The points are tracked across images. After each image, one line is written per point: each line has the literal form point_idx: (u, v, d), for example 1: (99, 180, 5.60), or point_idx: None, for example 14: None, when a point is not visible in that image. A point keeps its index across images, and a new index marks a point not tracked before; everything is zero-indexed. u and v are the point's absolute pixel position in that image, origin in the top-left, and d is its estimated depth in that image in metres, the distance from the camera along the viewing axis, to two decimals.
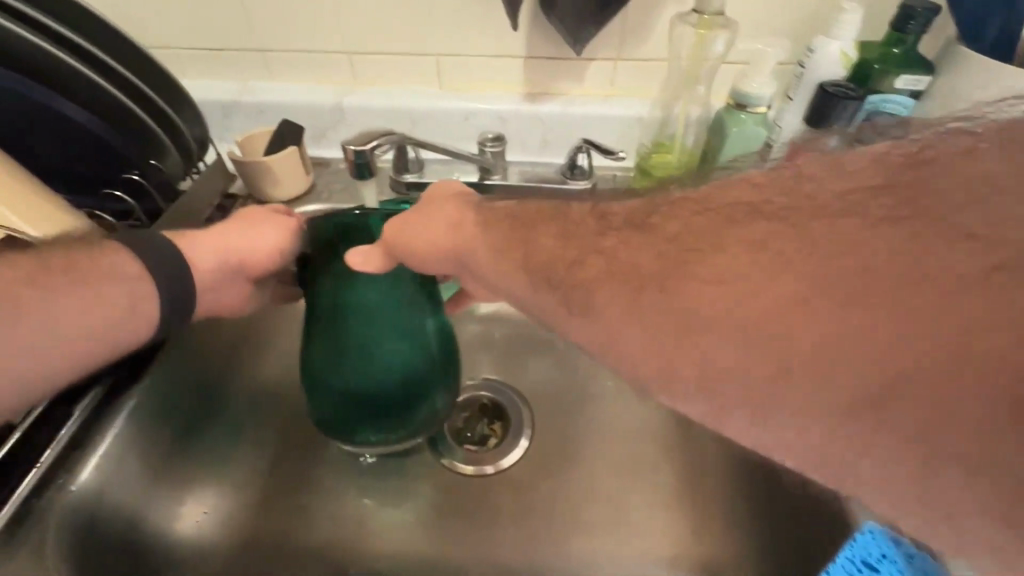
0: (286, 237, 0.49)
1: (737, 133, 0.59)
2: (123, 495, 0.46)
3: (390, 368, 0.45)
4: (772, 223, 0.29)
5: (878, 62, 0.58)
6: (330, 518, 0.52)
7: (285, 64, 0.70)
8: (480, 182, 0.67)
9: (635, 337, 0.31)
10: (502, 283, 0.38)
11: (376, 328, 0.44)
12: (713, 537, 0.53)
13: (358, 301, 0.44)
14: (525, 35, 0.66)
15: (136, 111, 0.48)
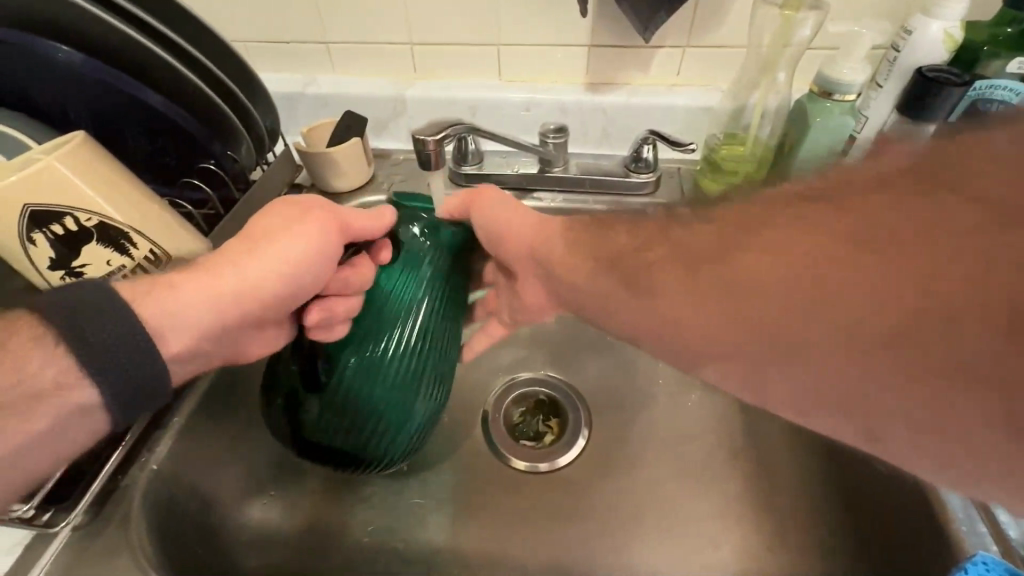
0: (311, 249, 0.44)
1: (821, 123, 0.55)
2: (199, 478, 0.48)
3: (393, 375, 0.43)
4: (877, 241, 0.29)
5: (989, 44, 0.52)
6: (389, 507, 0.53)
7: (349, 56, 0.70)
8: (541, 174, 0.66)
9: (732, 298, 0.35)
10: (569, 278, 0.47)
11: (411, 325, 0.44)
12: (785, 549, 0.50)
13: (404, 292, 0.45)
14: (592, 22, 0.64)
15: (217, 102, 0.49)
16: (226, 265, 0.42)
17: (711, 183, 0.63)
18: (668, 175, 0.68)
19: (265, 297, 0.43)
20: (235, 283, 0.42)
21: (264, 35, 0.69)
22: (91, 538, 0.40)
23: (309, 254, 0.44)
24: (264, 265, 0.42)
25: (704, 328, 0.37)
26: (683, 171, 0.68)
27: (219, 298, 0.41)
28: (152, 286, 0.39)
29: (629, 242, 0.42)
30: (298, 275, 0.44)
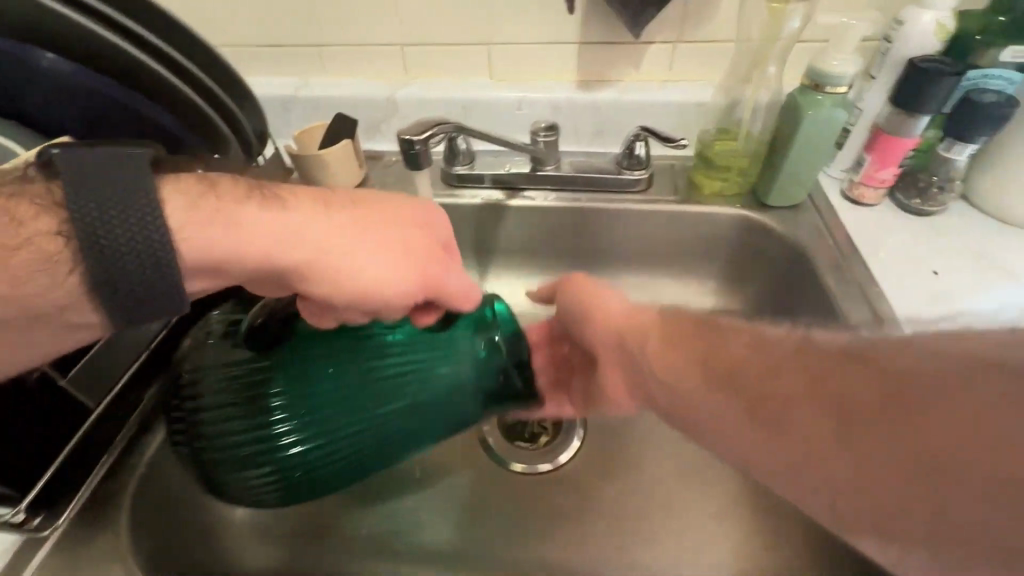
0: (387, 249, 0.40)
1: (813, 117, 0.54)
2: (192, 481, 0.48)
3: (297, 448, 0.41)
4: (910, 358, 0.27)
5: (982, 32, 0.52)
6: (383, 508, 0.52)
7: (341, 57, 0.70)
8: (532, 173, 0.66)
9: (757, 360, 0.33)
10: (669, 378, 0.37)
11: (359, 423, 0.41)
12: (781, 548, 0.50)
13: (385, 394, 0.41)
14: (581, 19, 0.64)
15: (205, 109, 0.49)
16: (298, 216, 0.39)
17: (707, 182, 0.63)
18: (661, 171, 0.67)
19: (301, 248, 0.38)
20: (310, 241, 0.38)
21: (255, 38, 0.69)
22: (85, 540, 0.40)
23: (383, 274, 0.39)
24: (341, 233, 0.39)
25: (772, 403, 0.31)
26: (677, 168, 0.68)
27: (280, 227, 0.37)
28: (221, 200, 0.37)
29: (749, 349, 0.34)
30: (363, 283, 0.39)
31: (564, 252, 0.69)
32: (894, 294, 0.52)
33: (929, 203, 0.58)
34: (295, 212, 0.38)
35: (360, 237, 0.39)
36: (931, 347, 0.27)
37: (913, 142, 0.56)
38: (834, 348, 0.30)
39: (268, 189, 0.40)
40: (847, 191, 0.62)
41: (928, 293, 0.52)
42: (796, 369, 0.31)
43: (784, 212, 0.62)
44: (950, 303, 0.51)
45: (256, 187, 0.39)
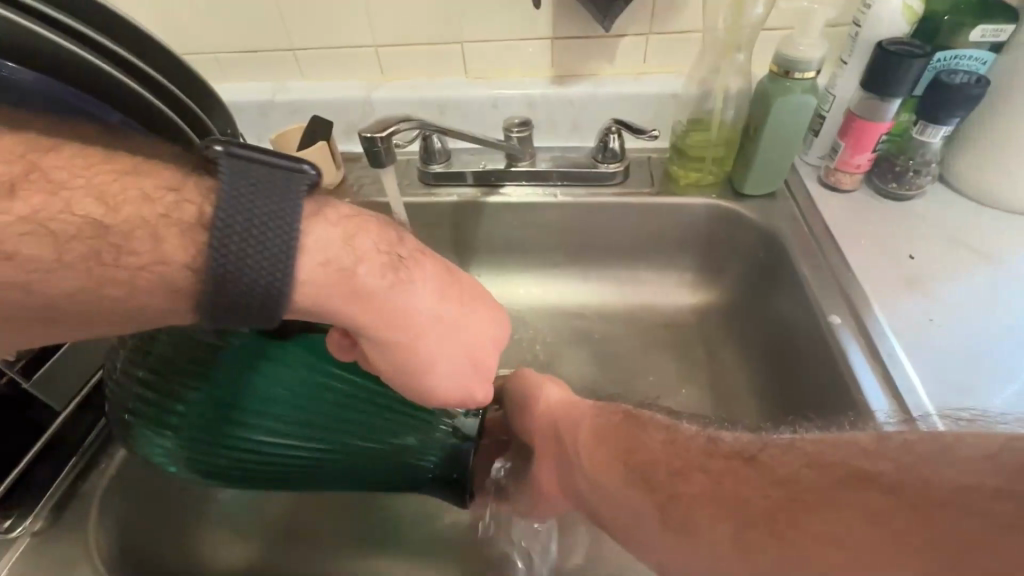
0: (455, 355, 0.39)
1: (783, 104, 0.53)
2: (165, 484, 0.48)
3: (226, 452, 0.42)
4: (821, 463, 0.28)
5: (950, 12, 0.51)
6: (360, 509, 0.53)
7: (317, 61, 0.71)
8: (507, 170, 0.66)
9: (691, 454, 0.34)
10: (601, 481, 0.39)
11: (296, 454, 0.44)
12: None
13: (334, 442, 0.45)
14: (551, 15, 0.64)
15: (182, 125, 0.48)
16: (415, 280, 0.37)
17: (684, 173, 0.63)
18: (637, 164, 0.67)
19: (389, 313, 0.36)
20: (399, 323, 0.36)
21: (231, 45, 0.70)
22: (52, 540, 0.41)
23: (437, 376, 0.39)
24: (446, 324, 0.38)
25: (688, 502, 0.33)
26: (653, 160, 0.68)
27: (393, 291, 0.36)
28: (350, 246, 0.34)
29: (664, 446, 0.37)
30: (421, 373, 0.38)
31: (545, 249, 0.70)
32: (920, 376, 0.44)
33: (906, 187, 0.58)
34: (412, 280, 0.37)
35: (457, 331, 0.39)
36: (823, 453, 0.29)
37: (887, 126, 0.55)
38: (748, 448, 0.33)
39: (402, 251, 0.37)
40: (825, 178, 0.61)
41: (956, 373, 0.44)
42: (707, 470, 0.33)
43: (759, 202, 0.61)
44: (980, 385, 0.43)
45: (391, 248, 0.37)
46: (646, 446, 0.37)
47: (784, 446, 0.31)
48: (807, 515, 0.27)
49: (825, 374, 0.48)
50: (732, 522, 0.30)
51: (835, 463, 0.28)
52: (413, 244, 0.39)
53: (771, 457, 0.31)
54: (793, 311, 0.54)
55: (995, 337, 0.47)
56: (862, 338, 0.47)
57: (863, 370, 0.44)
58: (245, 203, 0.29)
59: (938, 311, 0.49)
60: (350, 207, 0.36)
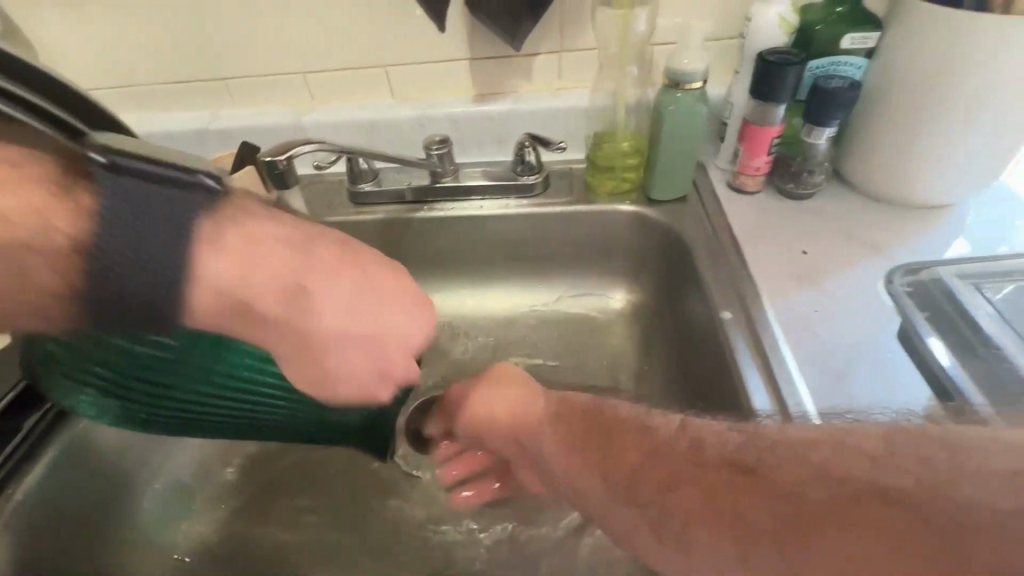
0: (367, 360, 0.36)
1: (674, 113, 0.57)
2: (77, 514, 0.50)
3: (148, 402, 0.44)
4: (827, 484, 0.32)
5: (821, 23, 0.55)
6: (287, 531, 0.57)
7: (246, 89, 0.73)
8: (432, 186, 0.69)
9: (682, 464, 0.37)
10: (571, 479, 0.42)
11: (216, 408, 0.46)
12: None
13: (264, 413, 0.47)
14: (467, 37, 0.67)
15: None
16: (324, 287, 0.34)
17: (599, 182, 0.65)
18: (556, 174, 0.70)
19: (294, 324, 0.33)
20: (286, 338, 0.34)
21: (160, 76, 0.72)
22: None
23: (343, 383, 0.37)
24: (362, 333, 0.35)
25: (680, 515, 0.36)
26: (573, 170, 0.71)
27: (297, 300, 0.33)
28: (248, 275, 0.32)
29: (642, 452, 0.39)
30: (331, 383, 0.36)
31: (474, 260, 0.72)
32: (803, 372, 0.45)
33: (802, 187, 0.61)
34: (320, 288, 0.33)
35: (377, 331, 0.36)
36: (807, 456, 0.33)
37: (778, 130, 0.58)
38: (747, 460, 0.35)
39: (314, 269, 0.33)
40: (731, 181, 0.64)
41: (841, 363, 0.46)
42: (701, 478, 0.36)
43: (670, 206, 0.64)
44: (862, 378, 0.45)
45: (297, 275, 0.33)
46: (636, 450, 0.40)
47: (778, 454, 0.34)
48: (818, 528, 0.31)
49: (716, 368, 0.51)
50: (728, 532, 0.34)
51: (829, 475, 0.32)
52: (330, 252, 0.35)
53: (773, 467, 0.34)
54: (697, 311, 0.57)
55: (888, 328, 0.48)
56: (748, 332, 0.49)
57: (748, 368, 0.46)
58: (126, 222, 0.28)
59: (827, 303, 0.51)
60: (257, 219, 0.33)
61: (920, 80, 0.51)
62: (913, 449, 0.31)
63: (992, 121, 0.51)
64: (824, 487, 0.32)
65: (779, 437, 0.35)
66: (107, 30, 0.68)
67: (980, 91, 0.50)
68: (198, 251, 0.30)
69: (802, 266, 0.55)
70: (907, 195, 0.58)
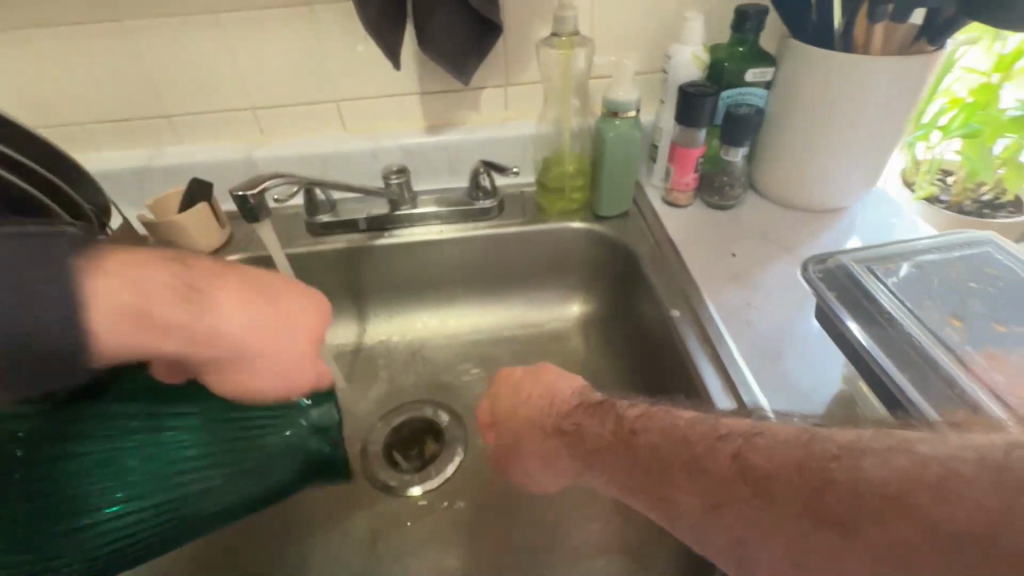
0: (253, 342, 0.37)
1: (614, 137, 0.64)
2: None
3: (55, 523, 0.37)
4: (921, 509, 0.27)
5: (727, 60, 0.65)
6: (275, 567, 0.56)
7: (191, 126, 0.72)
8: (391, 214, 0.71)
9: (728, 478, 0.34)
10: None
11: (146, 501, 0.40)
12: (632, 514, 0.57)
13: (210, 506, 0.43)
14: (416, 72, 0.71)
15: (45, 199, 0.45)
16: (223, 302, 0.36)
17: (550, 203, 0.71)
18: (510, 198, 0.76)
19: (164, 329, 0.33)
20: (217, 345, 0.35)
21: (96, 115, 0.70)
22: None
23: (242, 373, 0.37)
24: (114, 291, 0.31)
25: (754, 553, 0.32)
26: (524, 193, 0.76)
27: (150, 302, 0.32)
28: (133, 293, 0.32)
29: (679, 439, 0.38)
30: (237, 378, 0.37)
31: (437, 282, 0.74)
32: (744, 359, 0.52)
33: (726, 199, 0.70)
34: (219, 304, 0.35)
35: (253, 321, 0.36)
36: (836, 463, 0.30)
37: (701, 150, 0.67)
38: (836, 513, 0.29)
39: (201, 283, 0.35)
40: (665, 198, 0.72)
41: (773, 344, 0.53)
42: (770, 524, 0.31)
43: (615, 220, 0.71)
44: (795, 355, 0.52)
45: (172, 287, 0.34)
46: (673, 464, 0.37)
47: (865, 502, 0.28)
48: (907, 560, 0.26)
49: (673, 362, 0.57)
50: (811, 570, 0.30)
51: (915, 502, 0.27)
52: (163, 279, 0.33)
53: (859, 515, 0.28)
54: (649, 314, 0.63)
55: (805, 310, 0.57)
56: (697, 326, 0.56)
57: (699, 357, 0.53)
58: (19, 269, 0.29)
59: (755, 298, 0.58)
60: (127, 258, 0.33)
61: (811, 108, 0.61)
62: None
63: (869, 137, 0.62)
64: (903, 508, 0.27)
65: (848, 466, 0.30)
66: (37, 68, 0.65)
67: (857, 114, 0.60)
68: (86, 276, 0.31)
69: (736, 267, 0.63)
70: (809, 201, 0.69)
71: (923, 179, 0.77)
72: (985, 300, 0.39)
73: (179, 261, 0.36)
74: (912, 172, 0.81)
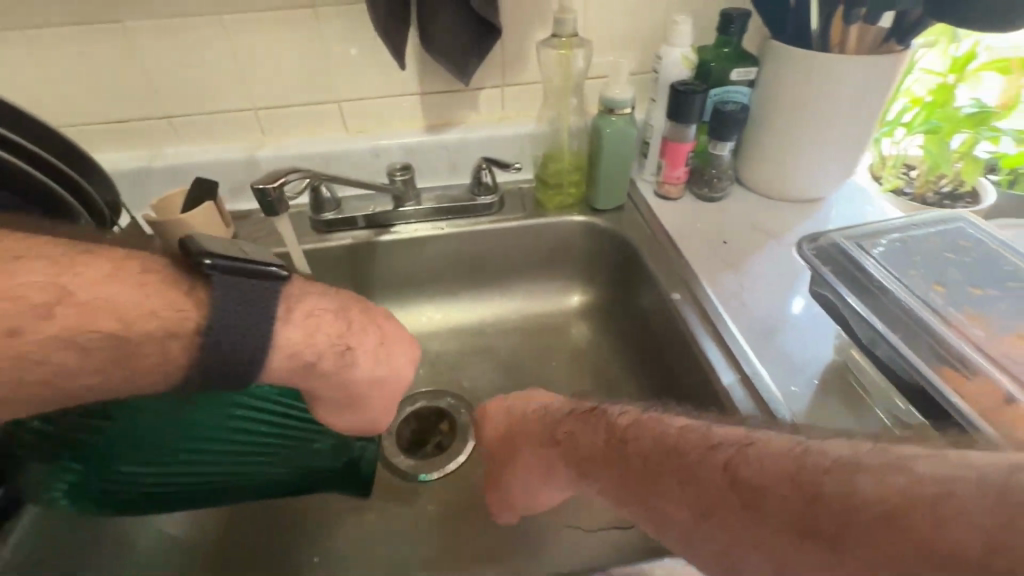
0: (372, 388, 0.46)
1: (611, 133, 0.67)
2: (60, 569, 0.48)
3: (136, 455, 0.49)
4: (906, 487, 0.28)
5: (713, 61, 0.70)
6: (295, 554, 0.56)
7: (192, 127, 0.73)
8: (396, 210, 0.73)
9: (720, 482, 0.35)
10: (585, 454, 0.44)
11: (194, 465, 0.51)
12: None
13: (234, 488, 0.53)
14: (417, 74, 0.73)
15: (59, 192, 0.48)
16: (362, 352, 0.44)
17: (549, 198, 0.74)
18: (509, 194, 0.78)
19: (313, 373, 0.42)
20: (342, 389, 0.44)
21: (98, 115, 0.70)
22: None
23: (353, 411, 0.47)
24: (301, 339, 0.40)
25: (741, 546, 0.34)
26: (523, 189, 0.79)
27: (312, 346, 0.41)
28: (306, 339, 0.40)
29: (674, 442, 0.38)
30: (350, 414, 0.47)
31: (440, 277, 0.76)
32: (744, 337, 0.56)
33: (714, 190, 0.74)
34: (359, 355, 0.44)
35: (380, 370, 0.46)
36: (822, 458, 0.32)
37: (691, 145, 0.71)
38: (826, 526, 0.30)
39: (350, 337, 0.43)
40: (657, 191, 0.75)
41: (768, 323, 0.57)
42: (759, 535, 0.32)
43: (612, 213, 0.74)
44: (789, 332, 0.56)
45: (338, 339, 0.42)
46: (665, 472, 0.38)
47: (857, 516, 0.29)
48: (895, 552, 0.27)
49: (675, 344, 0.60)
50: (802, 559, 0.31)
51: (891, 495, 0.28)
52: (330, 328, 0.42)
53: (850, 532, 0.29)
54: (649, 299, 0.66)
55: (795, 290, 0.61)
56: (696, 309, 0.60)
57: (702, 336, 0.56)
58: (240, 309, 0.36)
59: (746, 281, 0.63)
60: (302, 308, 0.41)
61: (791, 106, 0.66)
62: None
63: (847, 130, 0.67)
64: (885, 500, 0.28)
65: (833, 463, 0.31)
66: (36, 68, 0.65)
67: (835, 110, 0.65)
68: (280, 326, 0.39)
69: (729, 254, 0.67)
70: (793, 192, 0.74)
71: (890, 172, 0.84)
72: (962, 269, 0.44)
73: (345, 316, 0.43)
74: (880, 166, 0.86)
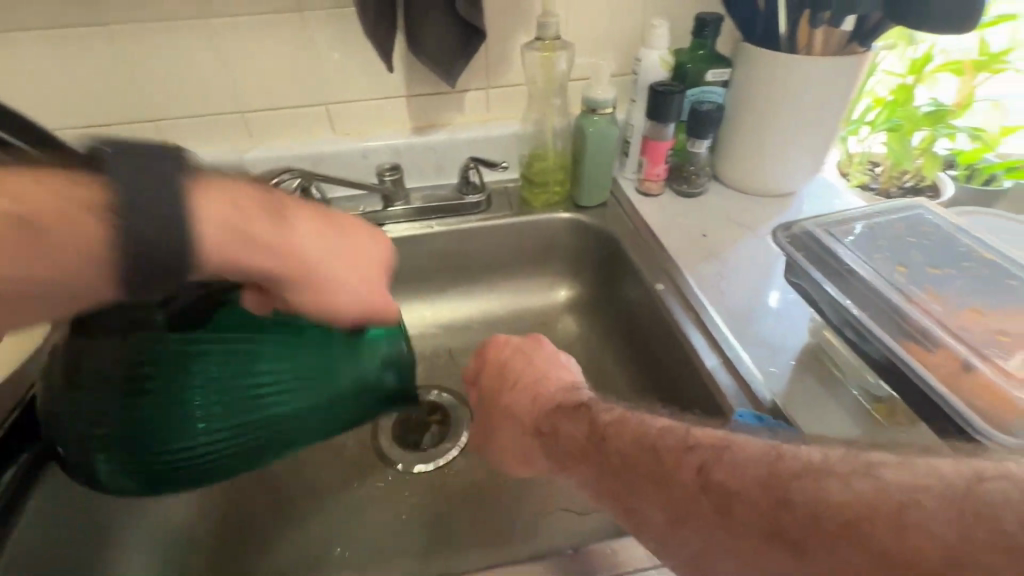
0: (336, 265, 0.39)
1: (593, 132, 0.70)
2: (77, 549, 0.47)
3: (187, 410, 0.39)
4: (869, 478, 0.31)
5: (689, 62, 0.73)
6: (292, 547, 0.56)
7: (178, 129, 0.73)
8: (385, 209, 0.75)
9: (689, 481, 0.36)
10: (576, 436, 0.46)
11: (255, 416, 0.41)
12: None
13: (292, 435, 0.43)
14: (404, 77, 0.75)
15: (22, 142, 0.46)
16: (302, 225, 0.38)
17: (535, 195, 0.76)
18: (496, 193, 0.80)
19: (256, 245, 0.35)
20: (297, 263, 0.37)
21: (81, 118, 0.69)
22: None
23: (320, 294, 0.39)
24: (224, 209, 0.33)
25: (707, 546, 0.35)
26: (509, 188, 0.81)
27: (242, 216, 0.34)
28: (230, 204, 0.34)
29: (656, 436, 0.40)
30: (319, 299, 0.40)
31: (430, 275, 0.78)
32: (724, 323, 0.59)
33: (693, 186, 0.78)
34: (301, 226, 0.38)
35: (335, 245, 0.40)
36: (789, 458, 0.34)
37: (670, 144, 0.74)
38: (792, 532, 0.31)
39: (283, 207, 0.38)
40: (638, 187, 0.78)
41: (746, 310, 0.60)
42: (730, 540, 0.33)
43: (595, 210, 0.76)
44: (766, 318, 0.59)
45: (266, 205, 0.36)
46: (640, 474, 0.39)
47: (819, 518, 0.30)
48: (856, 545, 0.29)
49: (659, 332, 0.63)
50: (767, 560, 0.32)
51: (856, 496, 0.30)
52: (251, 199, 0.36)
53: (813, 538, 0.30)
54: (634, 291, 0.68)
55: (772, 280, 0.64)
56: (679, 298, 0.62)
57: (685, 323, 0.59)
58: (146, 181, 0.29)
59: (725, 270, 0.66)
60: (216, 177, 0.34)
61: (764, 105, 0.70)
62: (990, 500, 0.27)
63: (815, 128, 0.70)
64: (849, 495, 0.30)
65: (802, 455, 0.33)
66: (18, 70, 0.65)
67: (804, 108, 0.69)
68: (197, 189, 0.32)
69: (707, 246, 0.70)
70: (766, 187, 0.77)
71: (857, 169, 0.88)
72: (923, 252, 0.47)
73: (271, 192, 0.38)
74: (846, 164, 0.90)
